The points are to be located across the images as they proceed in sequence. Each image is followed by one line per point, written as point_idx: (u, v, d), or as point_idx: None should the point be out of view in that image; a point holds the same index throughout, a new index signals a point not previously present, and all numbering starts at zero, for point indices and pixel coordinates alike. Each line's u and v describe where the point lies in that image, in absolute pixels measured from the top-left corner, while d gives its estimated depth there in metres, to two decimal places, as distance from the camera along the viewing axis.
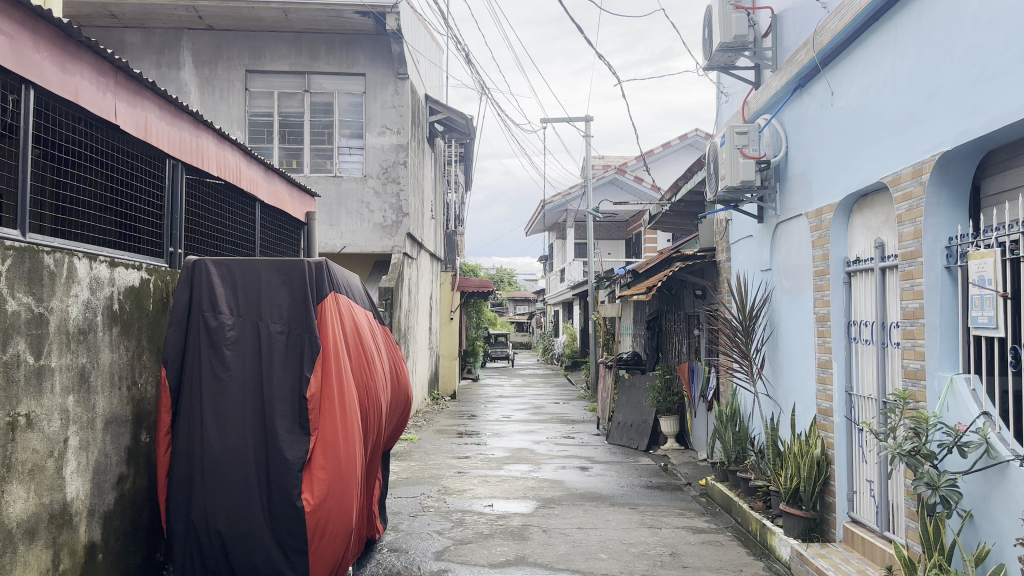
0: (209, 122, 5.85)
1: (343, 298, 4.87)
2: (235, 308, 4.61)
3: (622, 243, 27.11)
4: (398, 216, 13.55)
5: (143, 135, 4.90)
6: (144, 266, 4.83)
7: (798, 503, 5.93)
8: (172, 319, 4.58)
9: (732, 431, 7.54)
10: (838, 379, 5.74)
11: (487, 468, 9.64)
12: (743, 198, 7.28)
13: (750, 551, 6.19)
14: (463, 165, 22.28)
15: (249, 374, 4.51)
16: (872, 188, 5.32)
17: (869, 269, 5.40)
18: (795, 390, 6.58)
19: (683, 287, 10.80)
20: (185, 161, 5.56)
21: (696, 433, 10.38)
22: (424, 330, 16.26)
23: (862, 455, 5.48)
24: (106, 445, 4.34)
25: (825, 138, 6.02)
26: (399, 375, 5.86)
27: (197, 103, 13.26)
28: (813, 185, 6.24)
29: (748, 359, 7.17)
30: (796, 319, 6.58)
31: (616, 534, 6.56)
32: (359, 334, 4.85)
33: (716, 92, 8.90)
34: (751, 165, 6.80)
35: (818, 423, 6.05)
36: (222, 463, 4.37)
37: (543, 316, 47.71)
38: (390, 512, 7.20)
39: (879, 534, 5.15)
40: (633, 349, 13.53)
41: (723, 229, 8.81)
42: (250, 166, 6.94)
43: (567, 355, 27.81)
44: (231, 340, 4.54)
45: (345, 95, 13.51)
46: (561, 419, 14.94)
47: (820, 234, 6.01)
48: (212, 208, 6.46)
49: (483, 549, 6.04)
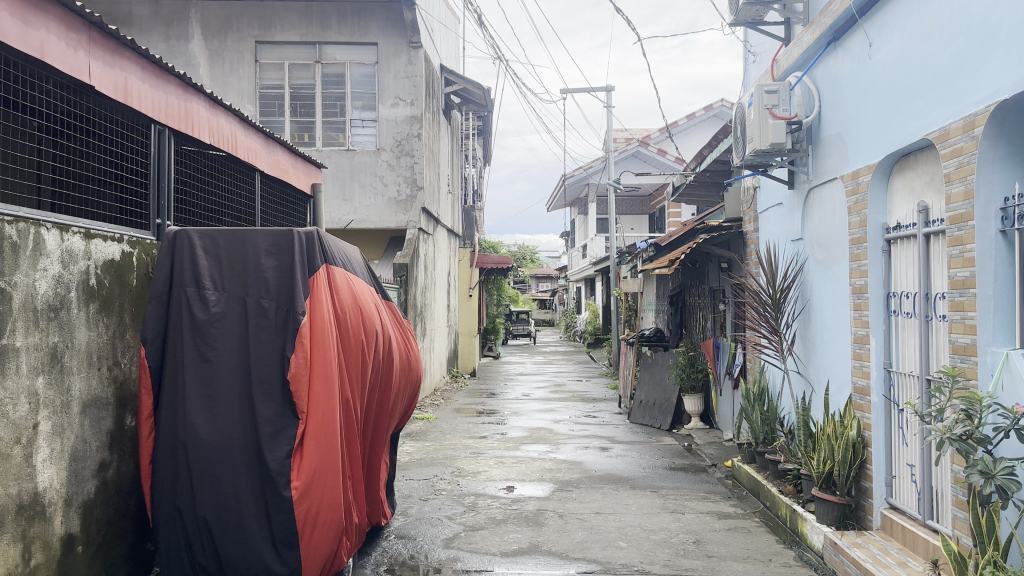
0: (200, 86, 5.50)
1: (336, 270, 4.52)
2: (219, 282, 4.27)
3: (645, 217, 26.59)
4: (413, 190, 13.19)
5: (122, 98, 4.55)
6: (125, 238, 4.49)
7: (831, 488, 5.53)
8: (152, 295, 4.26)
9: (761, 410, 7.16)
10: (876, 355, 5.32)
11: (504, 448, 9.33)
12: (772, 162, 6.84)
13: (780, 539, 5.81)
14: (482, 140, 21.86)
15: (233, 353, 4.18)
16: (916, 146, 4.86)
17: (911, 236, 4.96)
18: (828, 366, 6.16)
19: (708, 260, 10.35)
20: (173, 127, 5.21)
21: (722, 412, 9.98)
22: (441, 307, 15.99)
23: (902, 437, 5.07)
24: (84, 430, 4.03)
25: (862, 95, 5.55)
26: (407, 354, 5.51)
27: (207, 77, 12.95)
28: (848, 145, 5.79)
29: (778, 334, 6.75)
30: (829, 291, 6.16)
31: (635, 519, 6.21)
32: (355, 310, 4.51)
33: (743, 52, 8.40)
34: (780, 127, 6.37)
35: (854, 402, 5.63)
36: (208, 451, 4.06)
37: (565, 293, 47.20)
38: (401, 495, 6.91)
39: (922, 523, 4.77)
40: (656, 325, 13.14)
41: (750, 197, 8.35)
42: (249, 135, 6.57)
43: (589, 332, 27.45)
44: (215, 316, 4.21)
45: (357, 65, 13.11)
46: (581, 397, 14.59)
47: (856, 198, 5.57)
48: (205, 178, 6.12)
49: (494, 536, 5.71)
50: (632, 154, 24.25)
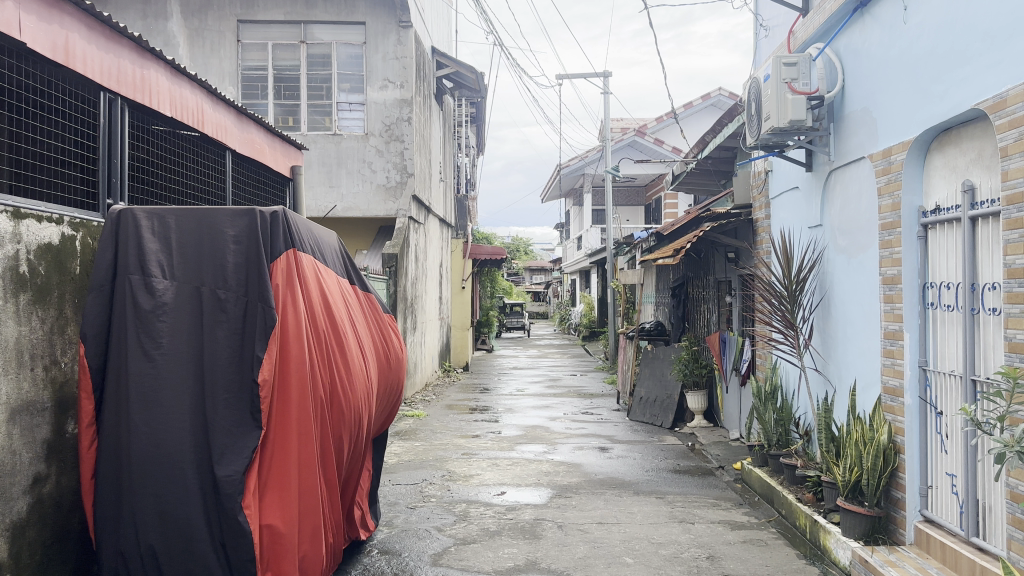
0: (159, 51, 4.92)
1: (306, 257, 4.03)
2: (170, 270, 3.72)
3: (641, 208, 26.09)
4: (402, 176, 12.61)
5: (63, 59, 3.97)
6: (66, 219, 3.92)
7: (858, 498, 5.02)
8: (92, 285, 3.68)
9: (774, 409, 6.64)
10: (909, 353, 4.80)
11: (497, 449, 8.80)
12: (788, 142, 6.30)
13: (800, 553, 5.30)
14: (474, 127, 21.28)
15: (186, 352, 3.66)
16: (961, 119, 4.33)
17: (953, 220, 4.44)
18: (853, 364, 5.64)
19: (713, 250, 9.81)
20: (125, 95, 4.64)
21: (727, 411, 9.49)
22: (433, 299, 15.45)
23: (940, 443, 4.55)
24: (13, 440, 3.48)
25: (894, 66, 5.03)
26: (386, 354, 4.99)
27: (186, 57, 12.36)
28: (877, 122, 5.26)
29: (794, 329, 6.18)
30: (854, 281, 5.64)
31: (642, 531, 5.69)
32: (320, 305, 4.03)
33: (754, 26, 7.87)
34: (801, 102, 5.81)
35: (883, 404, 5.10)
36: (154, 466, 3.54)
37: (560, 286, 46.70)
38: (386, 502, 6.38)
39: (964, 539, 4.27)
40: (656, 318, 12.66)
41: (761, 181, 7.82)
42: (217, 109, 5.99)
43: (584, 325, 26.93)
44: (164, 309, 3.66)
45: (344, 46, 12.52)
46: (578, 392, 14.10)
47: (888, 179, 5.05)
48: (170, 158, 5.56)
49: (488, 551, 5.18)
50: (628, 144, 23.72)
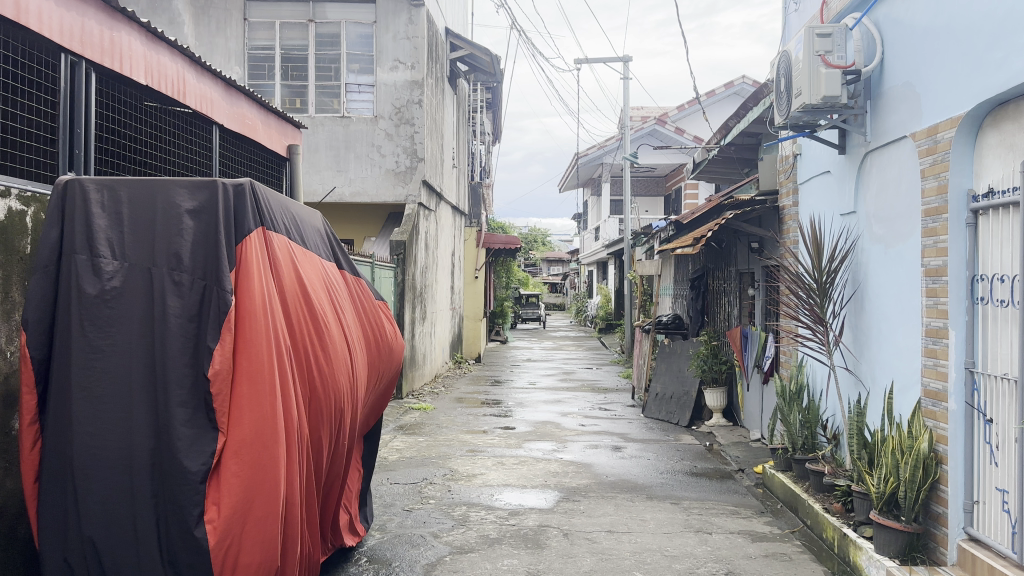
0: (131, 10, 4.48)
1: (273, 236, 3.59)
2: (121, 250, 3.31)
3: (661, 198, 25.55)
4: (412, 161, 12.16)
5: (15, 15, 3.51)
6: (14, 191, 3.51)
7: (894, 512, 4.54)
8: (36, 266, 3.28)
9: (800, 410, 6.17)
10: (955, 353, 4.31)
11: (505, 446, 8.37)
12: (819, 121, 5.82)
13: (828, 569, 4.83)
14: (491, 112, 20.79)
15: (137, 343, 3.24)
16: (1018, 90, 3.83)
17: (1007, 205, 3.95)
18: (891, 365, 5.14)
19: (736, 239, 9.32)
20: (90, 57, 4.18)
21: (748, 410, 9.01)
22: (443, 288, 15.04)
23: (989, 454, 4.07)
24: None
25: (941, 35, 4.52)
26: (377, 342, 4.56)
27: (192, 36, 12.01)
28: (921, 98, 4.76)
29: (823, 325, 5.69)
30: (892, 272, 5.14)
31: (653, 541, 5.26)
32: (287, 288, 3.59)
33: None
34: (835, 77, 5.33)
35: (923, 409, 4.61)
36: (98, 472, 3.15)
37: (576, 278, 46.22)
38: (381, 504, 5.96)
39: (1015, 563, 3.78)
40: (675, 310, 12.18)
41: (789, 165, 7.32)
42: (201, 79, 5.54)
43: (601, 317, 26.44)
44: (112, 296, 3.25)
45: (354, 25, 12.07)
46: (591, 387, 13.62)
47: (933, 160, 4.55)
48: (146, 131, 5.15)
49: (486, 562, 4.75)
50: (648, 133, 23.13)
